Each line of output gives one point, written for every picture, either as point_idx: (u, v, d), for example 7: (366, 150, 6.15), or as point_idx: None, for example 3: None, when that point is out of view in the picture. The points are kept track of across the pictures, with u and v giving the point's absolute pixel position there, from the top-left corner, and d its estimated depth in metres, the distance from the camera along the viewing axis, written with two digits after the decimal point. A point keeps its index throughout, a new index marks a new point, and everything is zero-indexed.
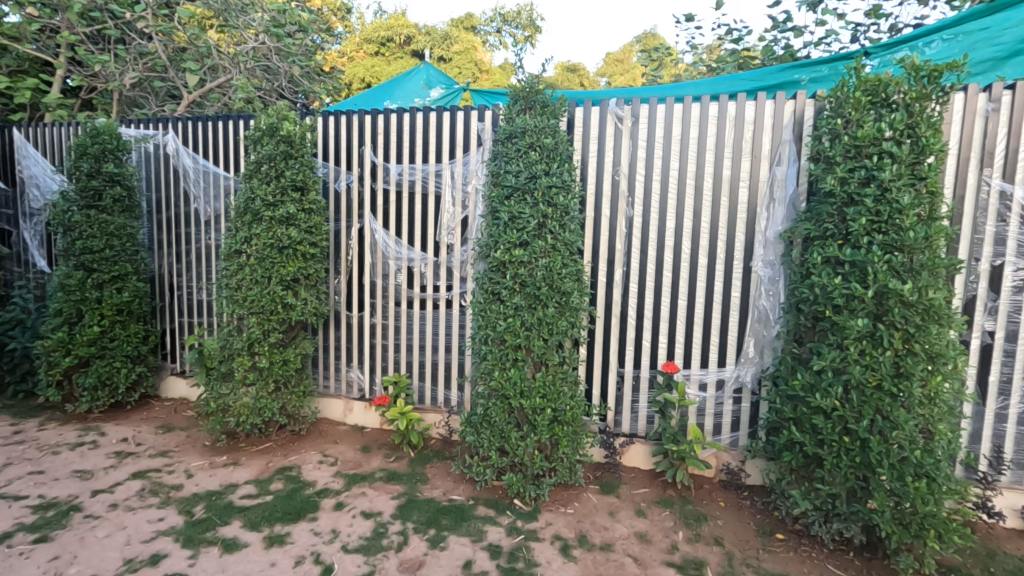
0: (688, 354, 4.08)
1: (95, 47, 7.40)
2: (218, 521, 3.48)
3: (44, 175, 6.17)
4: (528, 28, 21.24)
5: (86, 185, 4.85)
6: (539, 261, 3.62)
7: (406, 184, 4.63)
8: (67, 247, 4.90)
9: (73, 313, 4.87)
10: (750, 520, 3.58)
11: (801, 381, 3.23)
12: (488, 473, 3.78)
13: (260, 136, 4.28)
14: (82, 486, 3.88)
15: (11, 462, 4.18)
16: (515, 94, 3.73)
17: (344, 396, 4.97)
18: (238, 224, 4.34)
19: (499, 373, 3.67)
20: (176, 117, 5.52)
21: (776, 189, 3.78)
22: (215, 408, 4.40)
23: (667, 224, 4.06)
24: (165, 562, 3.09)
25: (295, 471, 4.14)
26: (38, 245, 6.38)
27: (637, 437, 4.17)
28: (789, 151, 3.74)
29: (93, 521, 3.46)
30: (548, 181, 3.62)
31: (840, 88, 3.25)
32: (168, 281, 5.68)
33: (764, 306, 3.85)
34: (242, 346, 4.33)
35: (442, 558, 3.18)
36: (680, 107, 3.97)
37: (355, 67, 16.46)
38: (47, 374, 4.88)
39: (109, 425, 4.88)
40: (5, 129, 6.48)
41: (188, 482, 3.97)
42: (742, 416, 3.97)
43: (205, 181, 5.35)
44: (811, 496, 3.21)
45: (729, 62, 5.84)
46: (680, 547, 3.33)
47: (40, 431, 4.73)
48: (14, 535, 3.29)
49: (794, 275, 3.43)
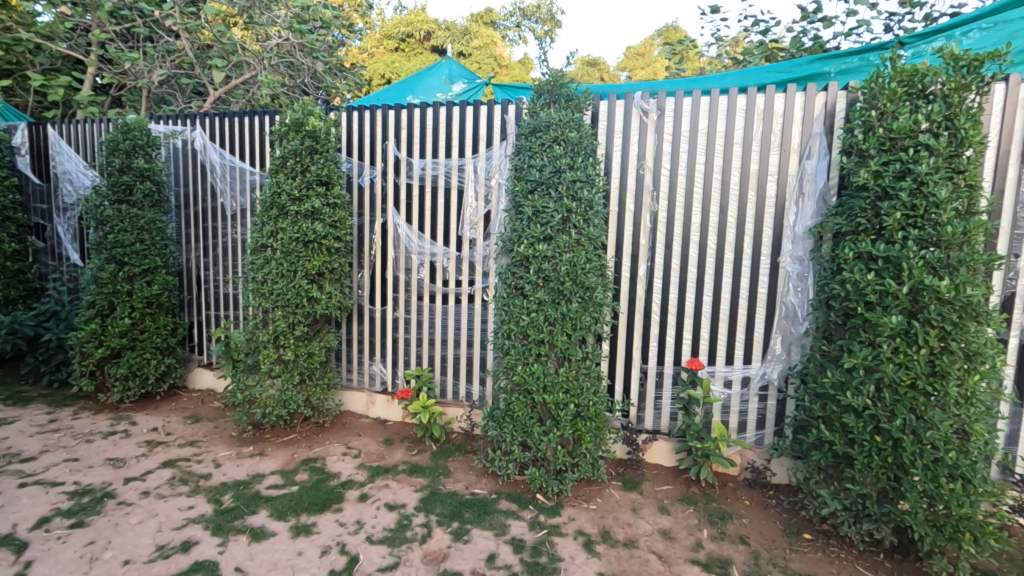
0: (713, 350, 4.03)
1: (124, 45, 7.52)
2: (246, 510, 3.55)
3: (77, 171, 6.32)
4: (548, 23, 21.13)
5: (117, 180, 4.96)
6: (564, 256, 3.60)
7: (429, 179, 4.63)
8: (100, 241, 5.01)
9: (105, 306, 5.00)
10: (776, 519, 3.53)
11: (830, 379, 3.17)
12: (511, 467, 3.79)
13: (286, 131, 4.31)
14: (115, 474, 3.98)
15: (47, 449, 4.31)
16: (539, 88, 3.71)
17: (366, 389, 5.01)
18: (264, 219, 4.39)
19: (522, 368, 3.67)
20: (203, 114, 5.61)
21: (805, 183, 3.71)
22: (242, 399, 4.48)
23: (693, 219, 4.01)
24: (196, 549, 3.15)
25: (320, 462, 4.19)
26: (71, 239, 6.56)
27: (660, 434, 4.13)
28: (819, 144, 3.66)
29: (126, 507, 3.55)
30: (573, 175, 3.59)
31: (874, 80, 3.17)
32: (196, 274, 5.78)
33: (792, 302, 3.79)
34: (268, 339, 4.39)
35: (466, 551, 3.19)
36: (707, 100, 3.90)
37: (377, 62, 16.49)
38: (80, 364, 5.01)
39: (139, 415, 5.00)
40: (39, 126, 6.65)
41: (217, 472, 4.04)
42: (768, 414, 3.91)
43: (231, 176, 5.42)
44: (841, 497, 3.15)
45: (756, 55, 5.73)
46: (704, 545, 3.30)
47: (74, 419, 4.87)
48: (51, 520, 3.40)
49: (824, 271, 3.37)
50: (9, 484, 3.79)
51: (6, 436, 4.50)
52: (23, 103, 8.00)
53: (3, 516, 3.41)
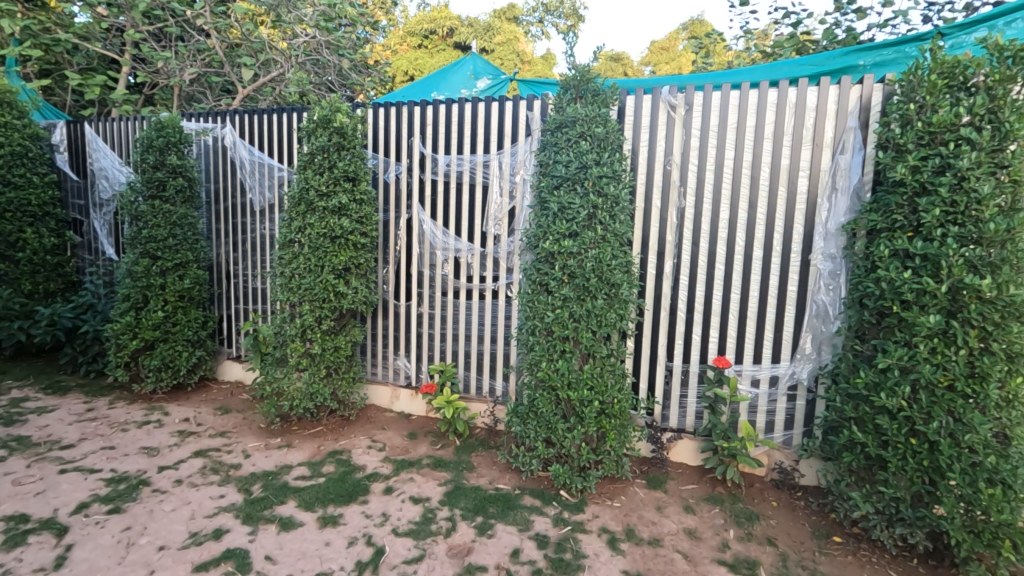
0: (741, 349, 3.97)
1: (158, 45, 7.70)
2: (275, 500, 3.62)
3: (112, 167, 6.49)
4: (571, 18, 20.97)
5: (151, 176, 5.08)
6: (589, 252, 3.58)
7: (454, 175, 4.64)
8: (134, 236, 5.14)
9: (139, 299, 5.12)
10: (804, 521, 3.47)
11: (863, 379, 3.09)
12: (534, 463, 3.80)
13: (314, 128, 4.37)
14: (150, 462, 4.10)
15: (85, 437, 4.45)
16: (566, 83, 3.68)
17: (391, 383, 5.06)
18: (293, 214, 4.46)
19: (547, 364, 3.67)
20: (233, 111, 5.71)
21: (838, 179, 3.63)
22: (270, 392, 4.56)
23: (721, 215, 3.95)
24: (228, 537, 3.23)
25: (346, 455, 4.25)
26: (107, 234, 6.75)
27: (685, 433, 4.08)
28: (854, 139, 3.58)
29: (161, 495, 3.66)
30: (599, 171, 3.57)
31: (913, 72, 3.08)
32: (225, 269, 5.91)
33: (823, 301, 3.72)
34: (296, 333, 4.46)
35: (490, 546, 3.21)
36: (737, 94, 3.83)
37: (401, 59, 16.56)
38: (116, 355, 5.15)
39: (171, 406, 5.13)
40: (76, 123, 6.86)
41: (246, 462, 4.13)
42: (797, 414, 3.85)
43: (260, 173, 5.51)
44: (873, 500, 3.09)
45: (787, 48, 5.57)
46: (731, 545, 3.26)
47: (110, 409, 5.02)
48: (90, 505, 3.51)
49: (857, 269, 3.28)
50: (50, 469, 3.94)
51: (47, 424, 4.67)
52: (62, 102, 8.27)
53: (45, 500, 3.54)
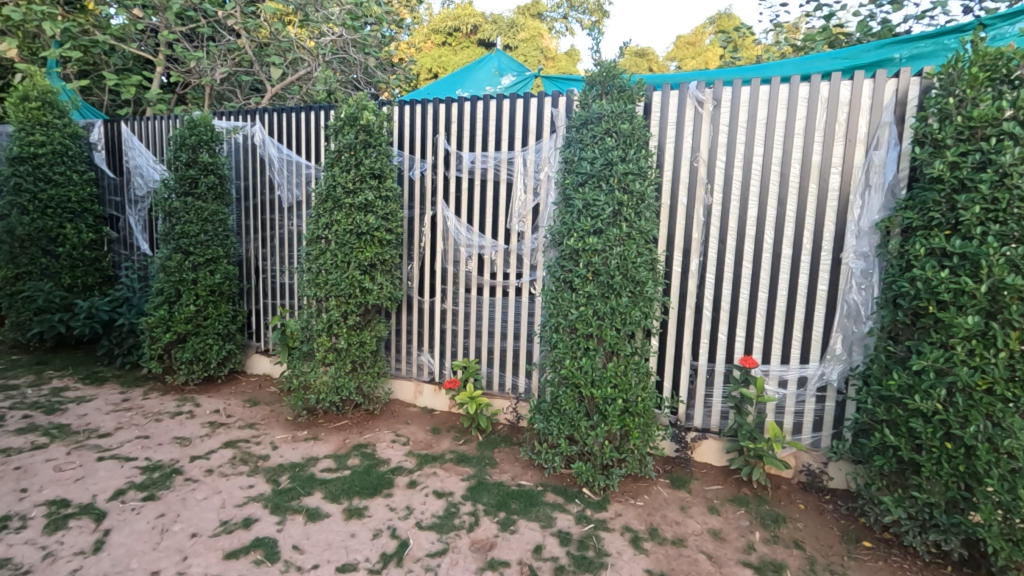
0: (768, 348, 3.90)
1: (190, 45, 7.88)
2: (303, 491, 3.69)
3: (147, 165, 6.67)
4: (595, 14, 20.85)
5: (184, 173, 5.21)
6: (614, 249, 3.56)
7: (478, 172, 4.65)
8: (168, 231, 5.28)
9: (172, 293, 5.26)
10: (833, 525, 3.41)
11: (897, 381, 3.02)
12: (557, 460, 3.78)
13: (342, 126, 4.44)
14: (182, 452, 4.22)
15: (121, 426, 4.60)
16: (591, 79, 3.66)
17: (414, 379, 5.12)
18: (320, 211, 4.53)
19: (570, 362, 3.65)
20: (263, 109, 5.82)
21: (872, 175, 3.54)
22: (297, 385, 4.64)
23: (749, 212, 3.88)
24: (257, 526, 3.31)
25: (370, 448, 4.31)
26: (141, 230, 6.94)
27: (709, 433, 4.04)
28: (889, 134, 3.49)
29: (193, 484, 3.76)
30: (625, 168, 3.55)
31: (953, 64, 2.98)
32: (254, 264, 6.03)
33: (855, 300, 3.63)
34: (322, 327, 4.53)
35: (513, 541, 3.22)
36: (766, 89, 3.76)
37: (425, 57, 16.67)
38: (150, 347, 5.30)
39: (202, 398, 5.27)
40: (113, 123, 7.07)
41: (274, 454, 4.22)
42: (826, 416, 3.77)
43: (288, 170, 5.60)
44: (905, 504, 3.01)
45: (819, 41, 5.42)
46: (756, 547, 3.22)
47: (144, 399, 5.18)
48: (126, 492, 3.64)
49: (891, 268, 3.19)
50: (88, 457, 4.08)
51: (85, 413, 4.85)
52: (100, 102, 8.55)
53: (84, 486, 3.68)
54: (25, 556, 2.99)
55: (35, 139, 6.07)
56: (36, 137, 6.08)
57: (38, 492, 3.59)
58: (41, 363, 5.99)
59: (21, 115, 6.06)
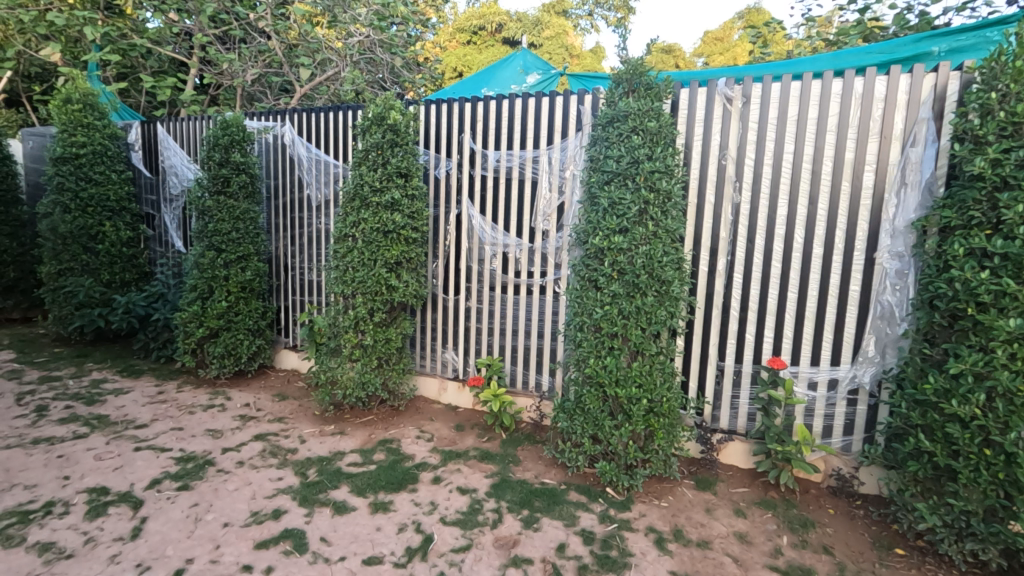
0: (797, 350, 3.83)
1: (223, 47, 8.07)
2: (330, 485, 3.76)
3: (182, 165, 6.86)
4: (621, 10, 20.72)
5: (216, 173, 5.35)
6: (640, 248, 3.54)
7: (503, 171, 4.66)
8: (201, 229, 5.43)
9: (205, 289, 5.40)
10: (863, 531, 3.33)
11: (933, 385, 2.93)
12: (580, 459, 3.78)
13: (369, 125, 4.51)
14: (214, 443, 4.34)
15: (157, 418, 4.75)
16: (618, 77, 3.64)
17: (439, 375, 5.16)
18: (348, 209, 4.60)
19: (594, 361, 3.64)
20: (292, 110, 5.93)
21: (908, 172, 3.44)
22: (324, 380, 4.73)
23: (778, 211, 3.81)
24: (286, 517, 3.39)
25: (395, 444, 4.37)
26: (176, 228, 7.14)
27: (736, 435, 3.98)
28: (927, 130, 3.38)
29: (224, 475, 3.87)
30: (651, 166, 3.52)
31: (996, 58, 2.88)
32: (283, 261, 6.16)
33: (889, 301, 3.54)
34: (349, 324, 4.61)
35: (536, 539, 3.23)
36: (798, 85, 3.68)
37: (450, 56, 16.80)
38: (184, 342, 5.47)
39: (233, 392, 5.41)
40: (149, 124, 7.28)
41: (302, 447, 4.31)
42: (858, 420, 3.68)
43: (317, 169, 5.70)
44: (941, 512, 2.93)
45: (853, 35, 5.25)
46: (784, 551, 3.17)
47: (178, 392, 5.34)
48: (162, 481, 3.76)
49: (928, 268, 3.10)
50: (126, 447, 4.23)
51: (123, 404, 5.02)
52: (137, 103, 8.82)
53: (122, 475, 3.82)
54: (68, 541, 3.12)
55: (76, 140, 6.30)
56: (78, 138, 6.30)
57: (80, 480, 3.74)
58: (82, 355, 6.23)
59: (64, 117, 6.29)
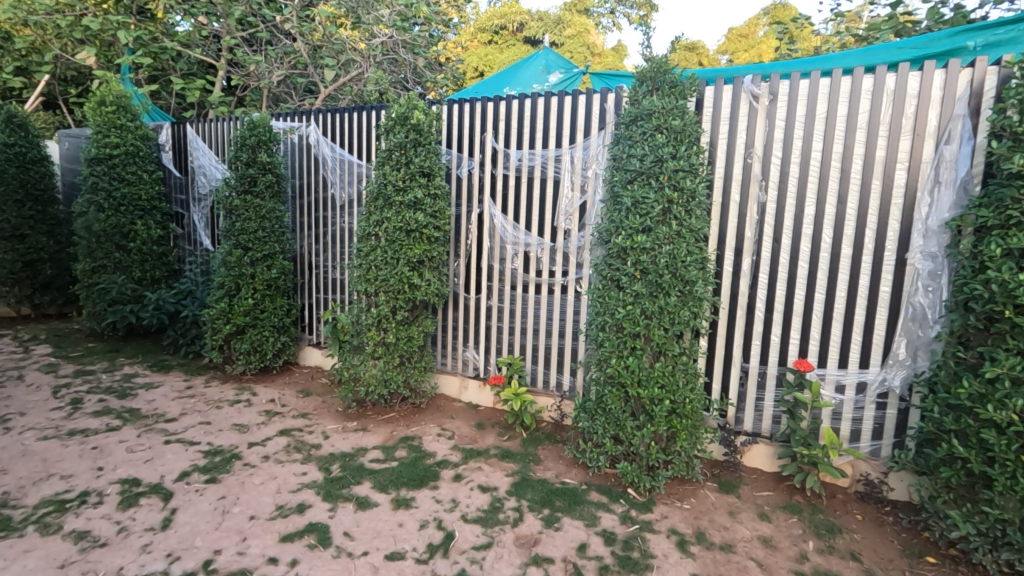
0: (824, 351, 3.76)
1: (250, 50, 8.22)
2: (353, 480, 3.81)
3: (210, 165, 7.01)
4: (643, 7, 20.54)
5: (244, 173, 5.45)
6: (663, 248, 3.51)
7: (526, 170, 4.66)
8: (229, 228, 5.54)
9: (232, 287, 5.52)
10: (893, 538, 3.26)
11: (967, 390, 2.84)
12: (602, 459, 3.76)
13: (393, 125, 4.55)
14: (241, 438, 4.43)
15: (186, 412, 4.87)
16: (642, 75, 3.61)
17: (459, 374, 5.19)
18: (371, 209, 4.66)
19: (616, 361, 3.62)
20: (316, 110, 6.01)
21: (943, 170, 3.35)
22: (347, 377, 4.80)
23: (805, 210, 3.74)
24: (310, 512, 3.44)
25: (417, 441, 4.41)
26: (204, 226, 7.30)
27: (760, 437, 3.92)
28: (962, 127, 3.28)
29: (251, 469, 3.95)
30: (676, 165, 3.48)
31: None
32: (307, 260, 6.25)
33: (921, 303, 3.44)
34: (372, 322, 4.66)
35: (557, 539, 3.23)
36: (827, 82, 3.61)
37: (472, 56, 16.87)
38: (211, 338, 5.60)
39: (259, 387, 5.51)
40: (179, 125, 7.46)
41: (326, 443, 4.37)
42: (887, 424, 3.60)
43: (341, 169, 5.78)
44: (975, 520, 2.84)
45: (884, 30, 5.10)
46: (810, 557, 3.12)
47: (206, 387, 5.47)
48: (191, 474, 3.86)
49: (963, 269, 3.01)
50: (157, 439, 4.34)
51: (153, 398, 5.15)
52: (167, 105, 9.05)
53: (153, 467, 3.92)
54: (102, 530, 3.22)
55: (110, 141, 6.48)
56: (112, 139, 6.49)
57: (113, 471, 3.85)
58: (114, 350, 6.41)
59: (98, 119, 6.48)
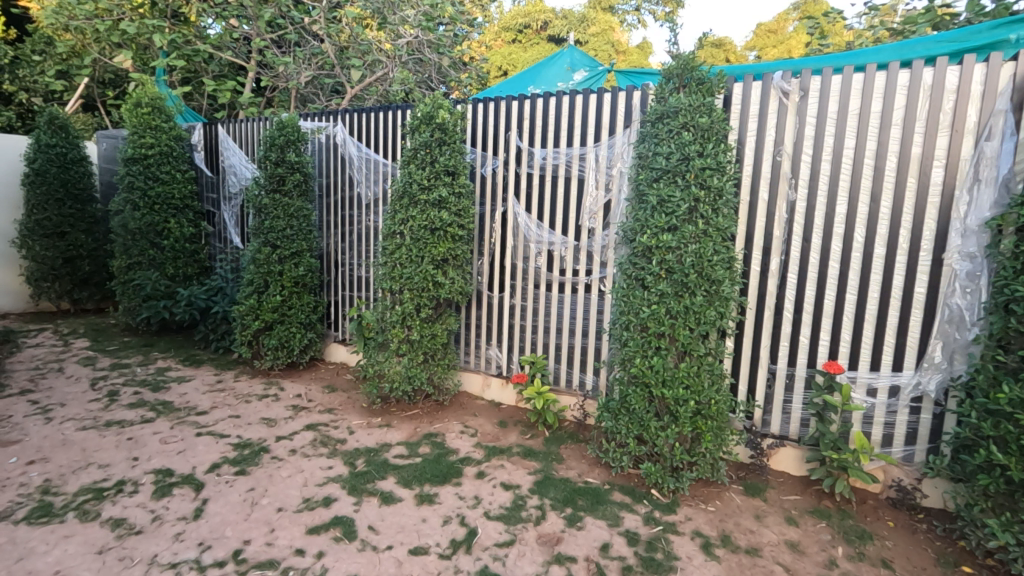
0: (856, 354, 3.67)
1: (278, 51, 8.39)
2: (377, 475, 3.86)
3: (240, 164, 7.17)
4: (669, 5, 20.31)
5: (273, 172, 5.56)
6: (689, 247, 3.47)
7: (550, 168, 4.65)
8: (258, 226, 5.65)
9: (261, 284, 5.62)
10: (927, 546, 3.17)
11: (1007, 395, 2.75)
12: (625, 460, 3.74)
13: (418, 124, 4.59)
14: (268, 432, 4.52)
15: (216, 405, 5.00)
16: (669, 73, 3.57)
17: (482, 371, 5.21)
18: (397, 207, 4.71)
19: (640, 361, 3.58)
20: (343, 110, 6.10)
21: (983, 168, 3.24)
22: (372, 373, 4.86)
23: (837, 209, 3.66)
24: (336, 505, 3.50)
25: (440, 438, 4.44)
26: (234, 224, 7.47)
27: (788, 440, 3.85)
28: (1004, 123, 3.17)
29: (279, 462, 4.03)
30: (702, 163, 3.44)
31: None
32: (334, 258, 6.35)
33: (958, 305, 3.34)
34: (396, 319, 4.72)
35: (580, 538, 3.23)
36: (861, 77, 3.52)
37: (496, 55, 16.90)
38: (241, 334, 5.72)
39: (286, 382, 5.63)
40: (211, 126, 7.65)
41: (351, 438, 4.44)
42: (921, 429, 3.49)
43: (367, 168, 5.85)
44: (1015, 530, 2.75)
45: (921, 24, 4.95)
46: (839, 563, 3.05)
47: (235, 382, 5.60)
48: (221, 466, 3.96)
49: (1002, 270, 2.91)
50: (188, 432, 4.47)
51: (185, 392, 5.30)
52: (199, 106, 9.29)
53: (185, 458, 4.04)
54: (137, 517, 3.32)
55: (145, 141, 6.66)
56: (147, 139, 6.67)
57: (148, 461, 3.97)
58: (148, 345, 6.60)
59: (134, 120, 6.67)
